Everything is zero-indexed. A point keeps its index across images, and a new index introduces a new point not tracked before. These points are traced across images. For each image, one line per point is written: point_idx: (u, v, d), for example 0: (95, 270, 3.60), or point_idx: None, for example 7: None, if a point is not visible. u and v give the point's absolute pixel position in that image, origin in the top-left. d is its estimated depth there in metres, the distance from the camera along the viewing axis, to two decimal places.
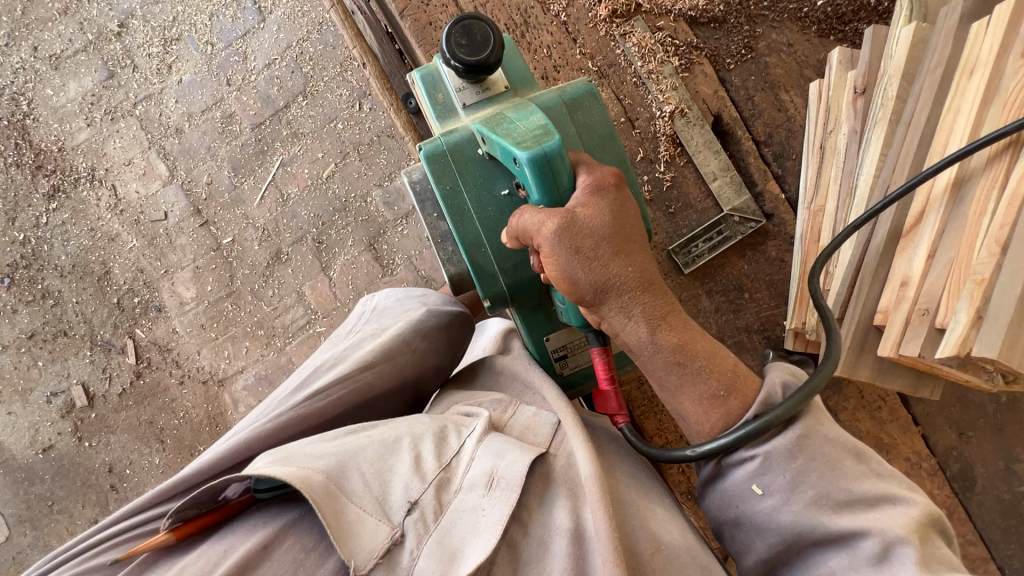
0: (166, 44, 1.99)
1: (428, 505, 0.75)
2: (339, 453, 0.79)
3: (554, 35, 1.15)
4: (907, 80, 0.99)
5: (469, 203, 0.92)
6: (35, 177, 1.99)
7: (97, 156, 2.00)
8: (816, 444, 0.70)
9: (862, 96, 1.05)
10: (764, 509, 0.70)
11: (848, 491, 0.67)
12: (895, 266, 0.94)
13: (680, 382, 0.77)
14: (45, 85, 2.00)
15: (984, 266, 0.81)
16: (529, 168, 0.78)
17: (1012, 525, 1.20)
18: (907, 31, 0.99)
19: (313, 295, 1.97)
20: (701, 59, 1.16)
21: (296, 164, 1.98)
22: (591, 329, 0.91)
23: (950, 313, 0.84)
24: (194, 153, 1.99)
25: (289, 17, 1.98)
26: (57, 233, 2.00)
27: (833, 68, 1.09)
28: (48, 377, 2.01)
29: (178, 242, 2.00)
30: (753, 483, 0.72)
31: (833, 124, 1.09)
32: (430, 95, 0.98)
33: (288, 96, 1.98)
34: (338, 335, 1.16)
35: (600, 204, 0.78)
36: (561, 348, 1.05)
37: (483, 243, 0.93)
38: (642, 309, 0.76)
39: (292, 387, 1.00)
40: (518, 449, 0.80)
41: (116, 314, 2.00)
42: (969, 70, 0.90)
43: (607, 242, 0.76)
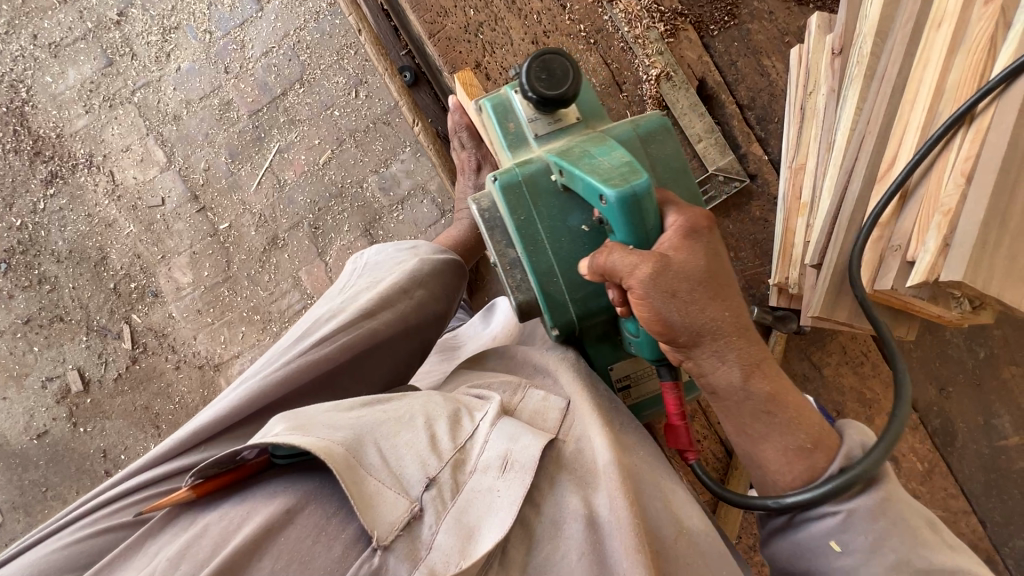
0: (165, 33, 2.02)
1: (445, 481, 0.77)
2: (356, 428, 0.80)
3: (544, 2, 1.18)
4: (881, 37, 1.01)
5: (543, 234, 0.88)
6: (34, 163, 2.01)
7: (95, 142, 2.02)
8: (899, 509, 0.73)
9: (839, 57, 1.08)
10: (842, 568, 0.73)
11: (926, 560, 0.71)
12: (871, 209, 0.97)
13: (769, 430, 0.77)
14: (45, 73, 2.02)
15: (951, 197, 0.83)
16: (617, 207, 0.74)
17: (992, 479, 1.22)
18: None
19: (309, 280, 1.99)
20: (686, 25, 1.19)
21: (293, 150, 2.01)
22: (663, 361, 0.86)
23: (920, 245, 0.86)
24: (192, 140, 2.02)
25: (287, 6, 2.02)
26: (55, 219, 2.01)
27: (812, 32, 1.12)
28: (43, 363, 2.01)
29: (175, 227, 2.02)
30: (832, 540, 0.74)
31: (813, 85, 1.12)
32: (501, 123, 0.94)
33: (285, 84, 2.00)
34: (333, 289, 1.17)
35: (694, 247, 0.75)
36: (627, 378, 0.99)
37: (555, 273, 0.89)
38: (738, 355, 0.75)
39: (295, 337, 1.02)
40: (531, 433, 0.81)
41: (113, 299, 2.01)
42: (937, 23, 0.94)
43: (702, 287, 0.74)
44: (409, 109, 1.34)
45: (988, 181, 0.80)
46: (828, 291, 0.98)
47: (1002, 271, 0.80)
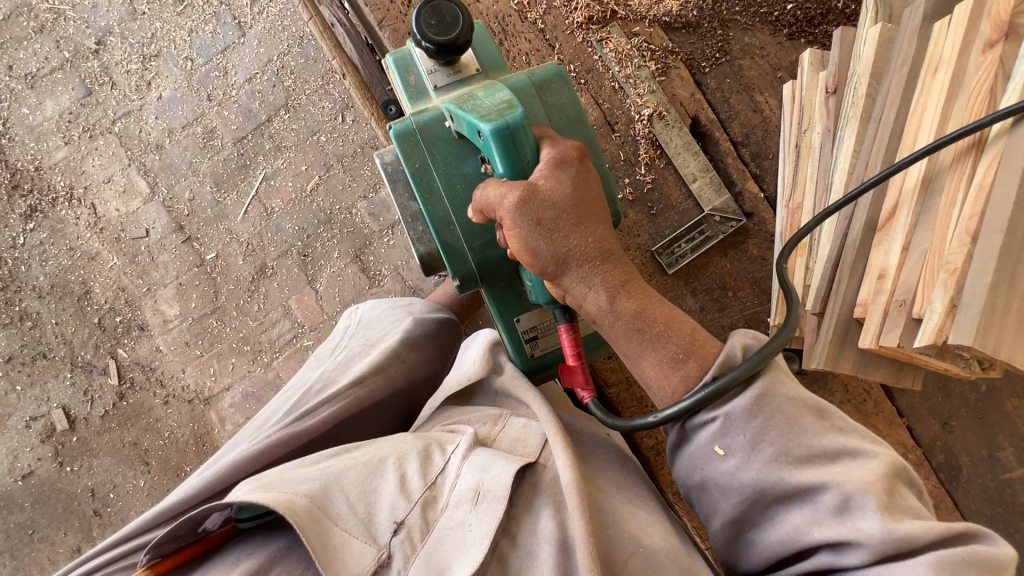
0: (145, 61, 1.97)
1: (413, 521, 0.74)
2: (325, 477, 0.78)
3: (532, 41, 1.16)
4: (875, 78, 1.01)
5: (437, 181, 0.94)
6: (12, 197, 1.96)
7: (75, 174, 1.97)
8: (777, 402, 0.69)
9: (833, 95, 1.07)
10: (726, 470, 0.70)
11: (808, 447, 0.67)
12: (873, 259, 0.95)
13: (640, 347, 0.78)
14: (22, 104, 1.97)
15: (957, 255, 0.81)
16: (493, 140, 0.80)
17: (998, 513, 1.22)
18: (873, 32, 1.01)
19: (300, 308, 1.95)
20: (677, 62, 1.18)
21: (279, 177, 1.97)
22: (556, 306, 0.90)
23: (926, 303, 0.84)
24: (175, 169, 1.97)
25: (269, 31, 1.98)
26: (35, 253, 1.96)
27: (805, 69, 1.10)
28: (26, 402, 1.96)
29: (160, 259, 1.97)
30: (715, 445, 0.72)
31: (808, 123, 1.11)
32: (402, 76, 0.98)
33: (270, 110, 1.97)
34: (324, 350, 1.19)
35: (561, 176, 0.80)
36: (532, 328, 1.05)
37: (451, 220, 0.95)
38: (602, 278, 0.78)
39: (284, 407, 1.01)
40: (503, 460, 0.79)
41: (98, 334, 1.97)
42: (933, 69, 0.92)
43: (567, 213, 0.78)
44: None
45: (994, 238, 0.78)
46: (833, 343, 0.98)
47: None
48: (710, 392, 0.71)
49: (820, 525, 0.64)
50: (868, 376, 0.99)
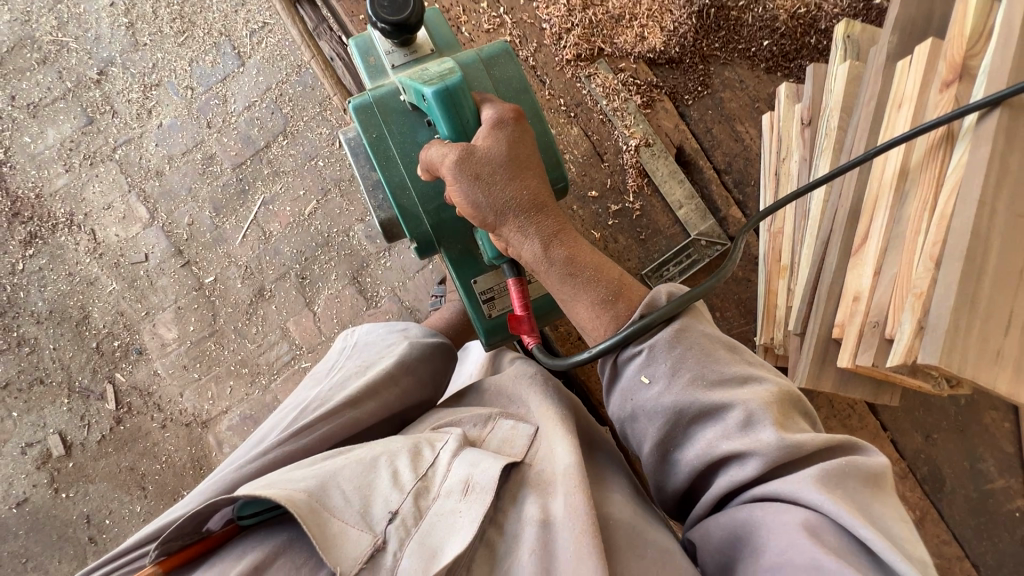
0: (146, 90, 2.01)
1: (407, 509, 0.75)
2: (322, 473, 0.79)
3: None
4: (846, 112, 1.06)
5: (393, 149, 0.98)
6: (12, 225, 1.98)
7: (76, 201, 2.00)
8: (693, 335, 0.75)
9: (808, 127, 1.13)
10: (650, 397, 0.75)
11: (719, 372, 0.73)
12: (849, 282, 0.99)
13: (572, 290, 0.83)
14: (24, 133, 2.00)
15: (922, 279, 0.84)
16: (434, 103, 0.84)
17: (982, 523, 1.24)
18: (842, 69, 1.07)
19: (298, 330, 1.98)
20: (661, 96, 1.23)
21: (278, 202, 2.01)
22: (505, 260, 0.95)
23: (897, 324, 0.88)
24: (175, 195, 2.01)
25: (268, 60, 2.03)
26: (35, 279, 1.98)
27: (782, 102, 1.17)
28: (22, 428, 1.95)
29: (159, 283, 2.00)
30: (641, 375, 0.76)
31: (786, 151, 1.16)
32: (363, 58, 1.03)
33: (269, 136, 2.01)
34: (321, 372, 1.22)
35: (498, 136, 0.84)
36: (488, 289, 1.07)
37: (407, 185, 0.99)
38: (536, 227, 0.83)
39: (281, 426, 1.02)
40: (492, 457, 0.81)
41: (96, 358, 1.98)
42: (897, 104, 0.97)
43: (502, 168, 0.83)
44: None
45: (956, 265, 0.80)
46: (813, 361, 1.02)
47: (987, 351, 0.80)
48: (635, 329, 0.76)
49: (728, 437, 0.68)
50: (848, 395, 1.03)
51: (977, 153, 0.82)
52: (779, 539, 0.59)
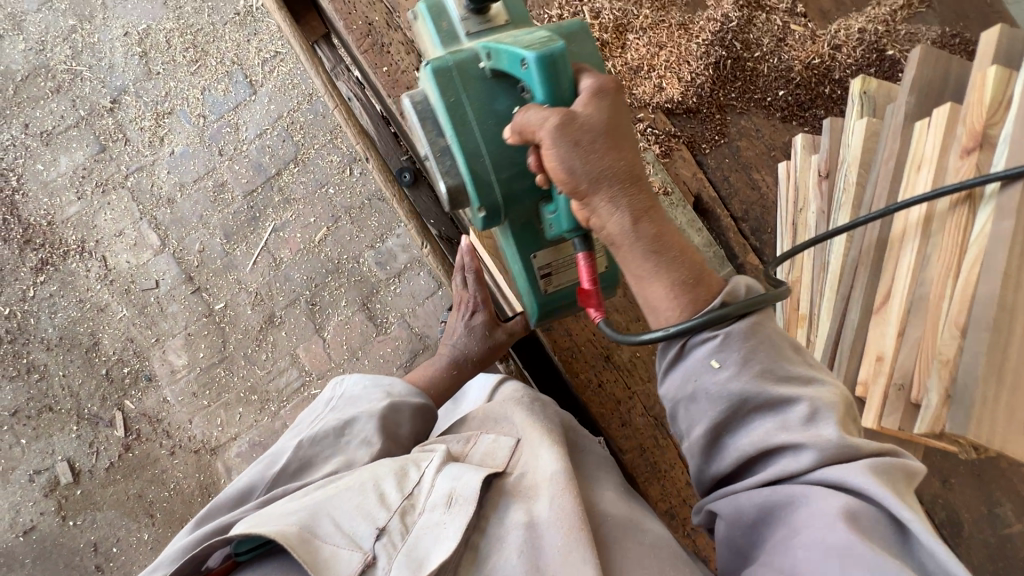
0: (158, 118, 2.03)
1: (393, 527, 0.71)
2: (312, 503, 0.73)
3: None
4: (864, 167, 1.07)
5: (473, 117, 0.79)
6: (23, 251, 1.98)
7: (87, 228, 2.01)
8: (769, 327, 0.66)
9: (825, 179, 1.14)
10: (713, 383, 0.64)
11: (789, 369, 0.64)
12: (872, 341, 1.00)
13: (659, 273, 0.68)
14: (36, 161, 2.01)
15: (948, 346, 0.85)
16: (539, 68, 0.70)
17: (999, 567, 1.24)
18: (860, 125, 1.09)
19: (307, 357, 1.98)
20: (680, 145, 1.26)
21: (289, 229, 2.03)
22: (580, 233, 0.78)
23: (923, 389, 0.88)
24: (186, 222, 2.02)
25: (280, 89, 2.05)
26: (45, 306, 1.98)
27: (799, 152, 1.19)
28: (30, 456, 1.95)
29: (169, 310, 2.00)
30: (708, 358, 0.64)
31: (802, 203, 1.18)
32: (434, 23, 0.85)
33: (280, 164, 2.03)
34: (299, 422, 1.03)
35: (601, 103, 0.70)
36: (548, 265, 0.90)
37: (483, 154, 0.79)
38: (628, 200, 0.68)
39: (264, 481, 0.89)
40: (472, 469, 0.77)
41: (105, 385, 1.98)
42: (916, 165, 0.97)
43: (603, 135, 0.68)
44: (417, 232, 1.17)
45: (982, 334, 0.80)
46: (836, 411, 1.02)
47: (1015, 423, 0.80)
48: (716, 316, 0.64)
49: (790, 427, 0.60)
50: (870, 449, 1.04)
51: (1000, 227, 0.83)
52: (836, 531, 0.52)
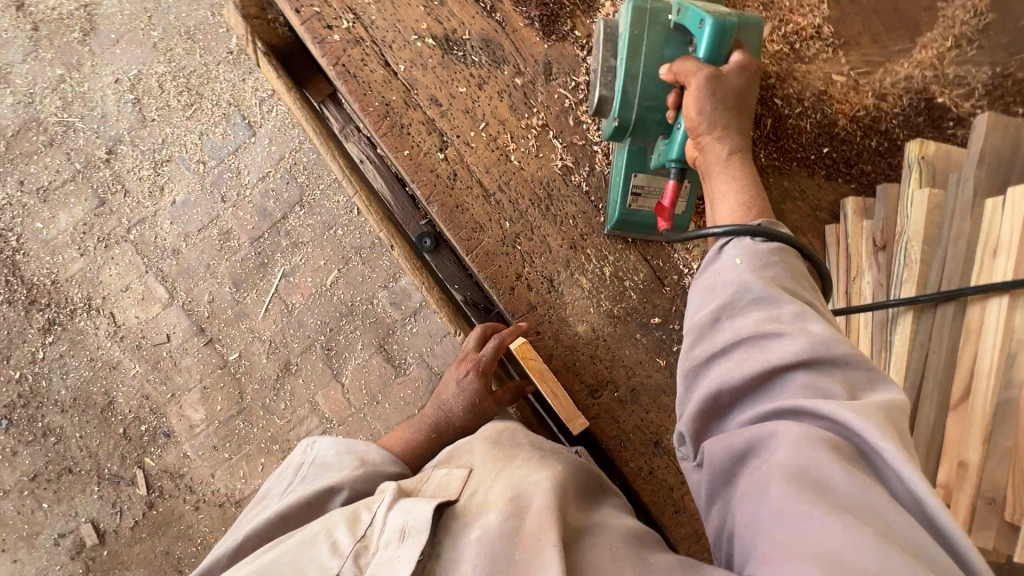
0: (157, 166, 1.97)
1: (345, 573, 0.58)
2: (261, 565, 0.60)
3: (578, 204, 0.91)
4: (929, 244, 0.81)
5: (643, 49, 0.76)
6: (29, 313, 1.93)
7: (93, 285, 1.95)
8: (791, 252, 0.63)
9: (882, 251, 0.86)
10: (724, 278, 0.63)
11: (799, 289, 0.61)
12: (952, 443, 0.80)
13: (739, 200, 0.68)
14: (34, 219, 1.95)
15: None
16: (711, 31, 0.69)
17: None
18: (919, 196, 0.81)
19: (326, 403, 1.94)
20: None
21: (299, 273, 1.97)
22: (680, 163, 0.76)
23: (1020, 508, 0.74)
24: (194, 272, 1.97)
25: (280, 130, 1.98)
26: (56, 367, 1.94)
27: (847, 215, 0.89)
28: (53, 519, 1.91)
29: (183, 363, 1.96)
30: (733, 257, 0.64)
31: (855, 269, 0.89)
32: None
33: (285, 208, 1.97)
34: (264, 498, 0.82)
35: (742, 75, 0.71)
36: (641, 188, 0.84)
37: (636, 81, 0.77)
38: (734, 150, 0.70)
39: (225, 553, 0.69)
40: (424, 499, 0.66)
41: (123, 444, 1.94)
42: (990, 249, 0.74)
43: (736, 96, 0.70)
44: (447, 316, 1.10)
45: None
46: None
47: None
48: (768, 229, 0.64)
49: (776, 324, 0.56)
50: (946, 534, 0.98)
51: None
52: (810, 445, 0.48)
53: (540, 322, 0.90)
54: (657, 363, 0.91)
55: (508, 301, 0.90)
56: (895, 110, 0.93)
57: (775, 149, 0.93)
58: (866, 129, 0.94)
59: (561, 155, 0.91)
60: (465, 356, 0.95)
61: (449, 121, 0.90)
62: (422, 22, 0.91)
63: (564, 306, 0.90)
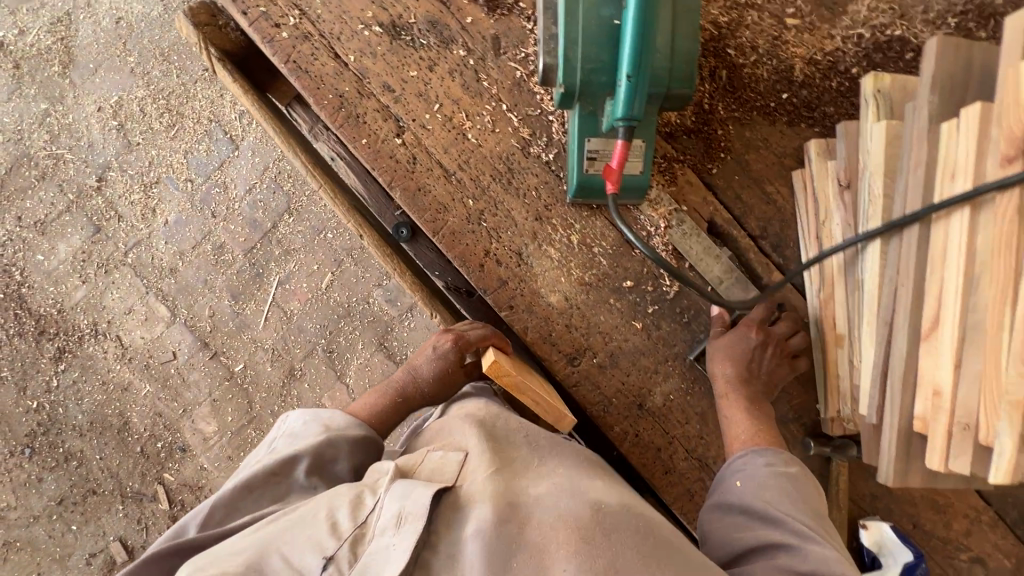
0: (147, 189, 2.00)
1: (342, 554, 0.63)
2: (261, 539, 0.66)
3: (539, 174, 0.91)
4: (892, 175, 0.77)
5: (580, 11, 0.76)
6: (40, 343, 1.99)
7: (97, 310, 2.00)
8: (795, 469, 0.79)
9: (848, 190, 0.84)
10: (735, 490, 0.79)
11: (795, 498, 0.75)
12: (922, 369, 0.69)
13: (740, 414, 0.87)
14: (35, 251, 2.00)
15: (1017, 383, 0.58)
16: None
17: None
18: (877, 128, 0.78)
19: (333, 405, 1.97)
20: (685, 167, 0.93)
21: (294, 280, 2.00)
22: (625, 123, 0.75)
23: (992, 431, 0.60)
24: (192, 289, 2.01)
25: (261, 140, 2.00)
26: (70, 393, 1.99)
27: (812, 159, 0.88)
28: (84, 540, 1.98)
29: (191, 378, 2.00)
30: (738, 478, 0.80)
31: (824, 212, 0.88)
32: None
33: (274, 217, 2.00)
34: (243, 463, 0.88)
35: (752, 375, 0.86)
36: (597, 154, 0.84)
37: (576, 44, 0.77)
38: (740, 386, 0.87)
39: (196, 520, 0.74)
40: (423, 485, 0.69)
41: (142, 462, 1.99)
42: (949, 173, 0.69)
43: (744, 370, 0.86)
44: (423, 300, 1.13)
45: None
46: (899, 457, 0.71)
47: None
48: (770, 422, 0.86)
49: (774, 537, 0.71)
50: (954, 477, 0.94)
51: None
52: None
53: (512, 295, 0.91)
54: (633, 326, 0.92)
55: (479, 278, 0.90)
56: (855, 48, 0.91)
57: (733, 100, 0.93)
58: (824, 70, 0.92)
59: (517, 129, 0.91)
60: (447, 331, 0.97)
61: (404, 106, 0.91)
62: (367, 10, 0.91)
63: (535, 278, 0.91)
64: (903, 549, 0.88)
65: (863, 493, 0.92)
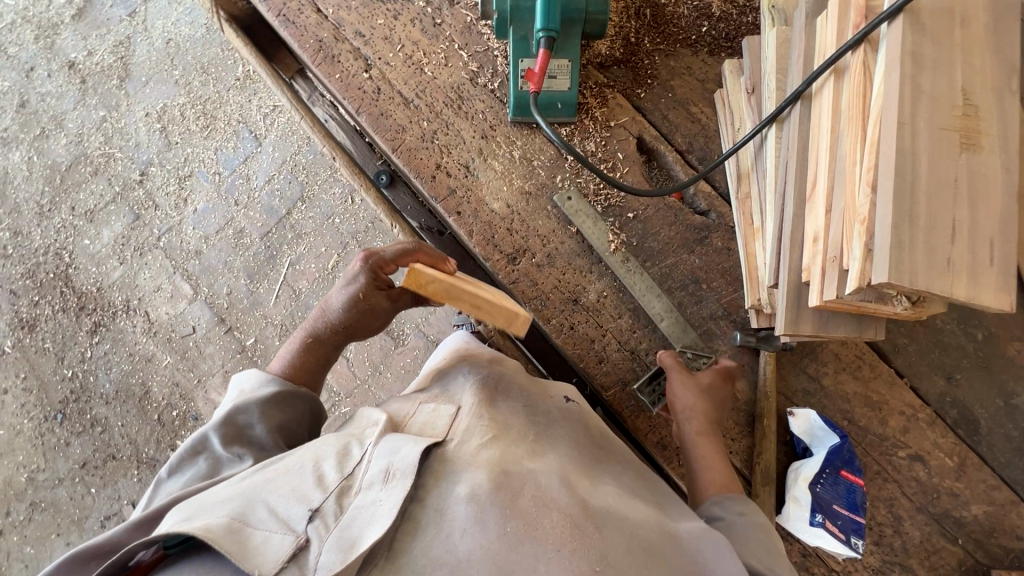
0: (181, 181, 2.26)
1: (328, 507, 0.61)
2: (245, 491, 0.64)
3: (485, 101, 1.05)
4: (783, 73, 0.87)
5: None
6: (79, 317, 2.21)
7: (131, 288, 2.22)
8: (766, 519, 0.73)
9: (754, 95, 0.93)
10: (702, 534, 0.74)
11: (766, 545, 0.69)
12: (805, 224, 0.76)
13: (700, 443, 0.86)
14: (83, 236, 2.26)
15: (864, 203, 0.64)
16: None
17: None
18: (771, 35, 0.89)
19: (334, 378, 2.07)
20: (615, 93, 1.04)
21: (303, 261, 2.17)
22: (544, 32, 0.88)
23: (850, 253, 0.66)
24: (213, 269, 2.21)
25: (281, 137, 2.24)
26: (101, 363, 2.19)
27: (727, 77, 0.99)
28: (100, 502, 2.10)
29: (207, 351, 2.16)
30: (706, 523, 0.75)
31: (738, 120, 0.97)
32: None
33: (289, 204, 2.20)
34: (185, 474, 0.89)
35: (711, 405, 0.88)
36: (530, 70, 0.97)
37: None
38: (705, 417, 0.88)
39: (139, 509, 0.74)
40: (412, 441, 0.67)
41: (158, 429, 2.13)
42: (820, 54, 0.78)
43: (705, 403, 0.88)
44: (387, 214, 1.26)
45: (903, 181, 0.60)
46: (789, 307, 0.76)
47: (937, 261, 0.59)
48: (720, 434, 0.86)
49: None
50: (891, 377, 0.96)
51: (891, 80, 0.63)
52: None
53: (459, 202, 1.02)
54: (569, 230, 1.01)
55: (431, 188, 1.03)
56: None
57: (658, 35, 1.05)
58: (742, 7, 1.03)
59: (467, 64, 1.06)
60: (362, 251, 0.90)
61: (372, 47, 1.07)
62: None
63: (480, 188, 1.03)
64: (829, 434, 0.91)
65: (795, 388, 0.96)
